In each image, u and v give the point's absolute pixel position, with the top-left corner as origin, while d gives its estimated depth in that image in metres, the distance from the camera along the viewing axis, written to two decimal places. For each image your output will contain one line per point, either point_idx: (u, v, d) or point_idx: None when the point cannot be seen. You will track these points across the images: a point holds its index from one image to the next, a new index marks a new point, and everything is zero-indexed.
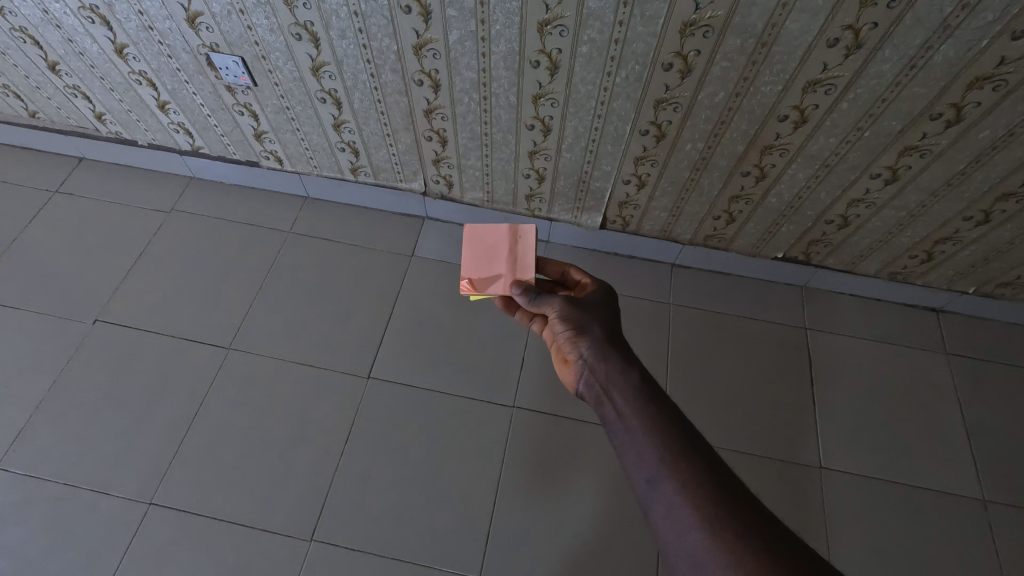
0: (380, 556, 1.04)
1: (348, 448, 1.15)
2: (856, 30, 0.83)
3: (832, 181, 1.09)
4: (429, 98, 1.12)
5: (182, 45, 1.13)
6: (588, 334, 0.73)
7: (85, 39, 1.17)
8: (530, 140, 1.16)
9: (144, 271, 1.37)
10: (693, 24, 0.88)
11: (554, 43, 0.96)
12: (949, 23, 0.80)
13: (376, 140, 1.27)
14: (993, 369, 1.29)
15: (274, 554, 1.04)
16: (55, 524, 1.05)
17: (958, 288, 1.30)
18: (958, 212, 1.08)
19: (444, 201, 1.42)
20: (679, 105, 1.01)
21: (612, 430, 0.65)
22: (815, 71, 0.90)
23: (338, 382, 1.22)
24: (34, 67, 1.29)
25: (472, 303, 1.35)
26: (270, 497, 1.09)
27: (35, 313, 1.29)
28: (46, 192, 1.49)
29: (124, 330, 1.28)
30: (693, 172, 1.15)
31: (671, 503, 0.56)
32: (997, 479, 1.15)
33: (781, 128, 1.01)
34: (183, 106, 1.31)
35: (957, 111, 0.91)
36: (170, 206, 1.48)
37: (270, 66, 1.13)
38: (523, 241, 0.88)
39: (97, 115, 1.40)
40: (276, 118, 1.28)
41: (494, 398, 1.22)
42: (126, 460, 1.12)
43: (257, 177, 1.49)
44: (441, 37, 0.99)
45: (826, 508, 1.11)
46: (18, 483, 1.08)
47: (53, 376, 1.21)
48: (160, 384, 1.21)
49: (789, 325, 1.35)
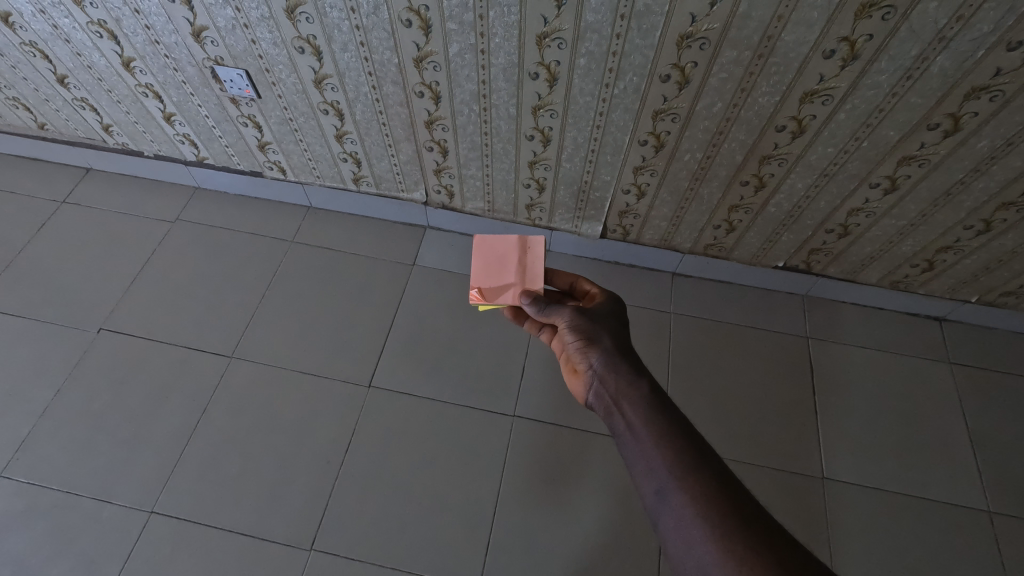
0: (379, 566, 1.04)
1: (348, 457, 1.15)
2: (852, 42, 0.84)
3: (831, 190, 1.09)
4: (430, 110, 1.14)
5: (187, 59, 1.15)
6: (598, 345, 0.73)
7: (93, 52, 1.19)
8: (529, 150, 1.17)
9: (149, 280, 1.38)
10: (690, 37, 0.89)
11: (553, 55, 0.97)
12: (944, 34, 0.80)
13: (378, 151, 1.28)
14: (997, 379, 1.28)
15: (273, 563, 1.04)
16: (57, 532, 1.05)
17: (960, 297, 1.29)
18: (958, 221, 1.08)
19: (445, 211, 1.43)
20: (677, 115, 1.02)
21: (622, 441, 0.65)
22: (812, 82, 0.91)
23: (339, 392, 1.23)
24: (43, 80, 1.31)
25: (473, 312, 1.36)
26: (271, 505, 1.09)
27: (41, 322, 1.30)
28: (54, 202, 1.51)
29: (128, 338, 1.29)
30: (692, 182, 1.15)
31: (681, 514, 0.56)
32: (1002, 490, 1.14)
33: (779, 138, 1.02)
34: (188, 118, 1.33)
35: (954, 121, 0.91)
36: (175, 216, 1.50)
37: (274, 79, 1.15)
38: (532, 252, 0.88)
39: (105, 127, 1.42)
40: (279, 130, 1.29)
41: (494, 407, 1.22)
42: (128, 468, 1.13)
43: (261, 187, 1.51)
44: (442, 50, 1.01)
45: (830, 519, 1.10)
46: (21, 491, 1.09)
47: (57, 385, 1.22)
48: (162, 392, 1.22)
49: (790, 334, 1.34)
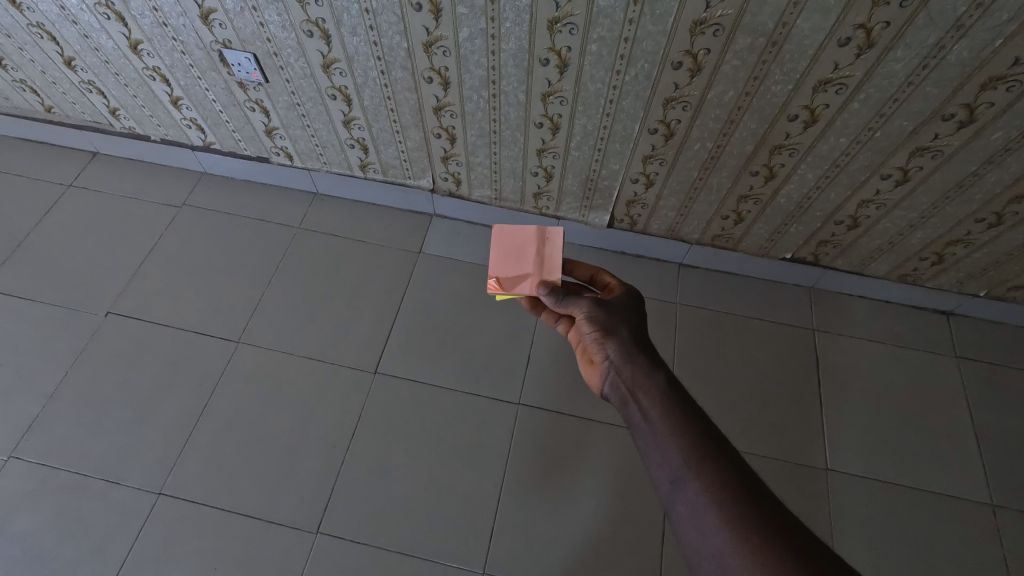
0: (384, 550, 1.05)
1: (354, 442, 1.16)
2: (868, 29, 0.83)
3: (842, 182, 1.09)
4: (439, 96, 1.13)
5: (195, 41, 1.14)
6: (615, 336, 0.73)
7: (100, 35, 1.19)
8: (538, 137, 1.16)
9: (156, 264, 1.38)
10: (703, 23, 0.88)
11: (564, 40, 0.96)
12: (962, 22, 0.79)
13: (385, 137, 1.28)
14: (1003, 374, 1.28)
15: (280, 546, 1.05)
16: (68, 512, 1.07)
17: (969, 291, 1.29)
18: (969, 214, 1.07)
19: (452, 198, 1.43)
20: (688, 103, 1.01)
21: (637, 432, 0.65)
22: (826, 70, 0.90)
23: (346, 377, 1.24)
24: (50, 63, 1.31)
25: (478, 301, 1.36)
26: (277, 489, 1.10)
27: (49, 305, 1.31)
28: (61, 185, 1.51)
29: (135, 322, 1.29)
30: (702, 171, 1.14)
31: (695, 503, 0.56)
32: (1006, 484, 1.14)
33: (791, 127, 1.01)
34: (195, 102, 1.32)
35: (969, 111, 0.90)
36: (182, 201, 1.50)
37: (281, 62, 1.14)
38: (551, 243, 0.87)
39: (112, 110, 1.42)
40: (287, 114, 1.29)
41: (500, 395, 1.23)
42: (137, 450, 1.14)
43: (267, 173, 1.51)
44: (452, 34, 1.00)
45: (833, 510, 1.11)
46: (32, 471, 1.10)
47: (66, 367, 1.23)
48: (170, 375, 1.23)
49: (797, 326, 1.34)
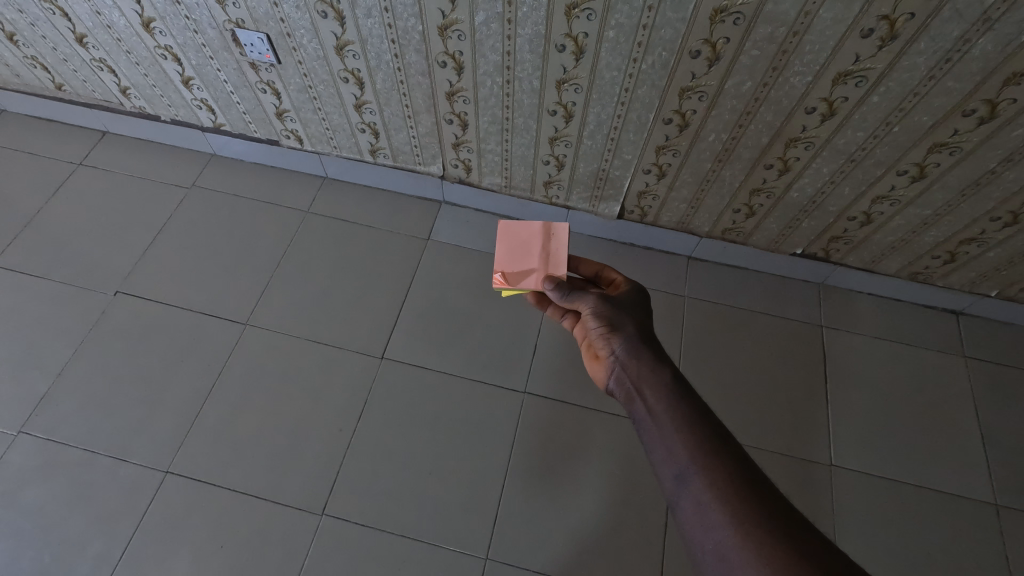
0: (388, 533, 1.06)
1: (360, 426, 1.16)
2: (892, 21, 0.82)
3: (856, 176, 1.08)
4: (452, 81, 1.12)
5: (208, 20, 1.14)
6: (621, 332, 0.73)
7: (112, 12, 1.18)
8: (551, 125, 1.16)
9: (164, 245, 1.38)
10: (724, 11, 0.86)
11: (581, 27, 0.95)
12: (989, 15, 0.78)
13: (397, 122, 1.27)
14: (1010, 374, 1.27)
15: (284, 526, 1.06)
16: (76, 488, 1.08)
17: (980, 290, 1.28)
18: (985, 212, 1.07)
19: (461, 185, 1.43)
20: (705, 93, 1.00)
21: (642, 428, 0.65)
22: (847, 63, 0.89)
23: (353, 362, 1.24)
24: (61, 39, 1.30)
25: (486, 289, 1.36)
26: (283, 471, 1.11)
27: (60, 282, 1.31)
28: (71, 164, 1.51)
29: (144, 302, 1.30)
30: (715, 164, 1.14)
31: (699, 498, 0.56)
32: (1010, 484, 1.14)
33: (808, 120, 1.00)
34: (207, 83, 1.32)
35: (991, 107, 0.89)
36: (191, 182, 1.50)
37: (294, 43, 1.13)
38: (556, 237, 0.87)
39: (122, 90, 1.42)
40: (298, 97, 1.28)
41: (505, 383, 1.23)
42: (145, 428, 1.15)
43: (277, 155, 1.50)
44: (467, 18, 0.99)
45: (836, 504, 1.11)
46: (41, 447, 1.11)
47: (74, 346, 1.23)
48: (179, 355, 1.23)
49: (804, 323, 1.34)
